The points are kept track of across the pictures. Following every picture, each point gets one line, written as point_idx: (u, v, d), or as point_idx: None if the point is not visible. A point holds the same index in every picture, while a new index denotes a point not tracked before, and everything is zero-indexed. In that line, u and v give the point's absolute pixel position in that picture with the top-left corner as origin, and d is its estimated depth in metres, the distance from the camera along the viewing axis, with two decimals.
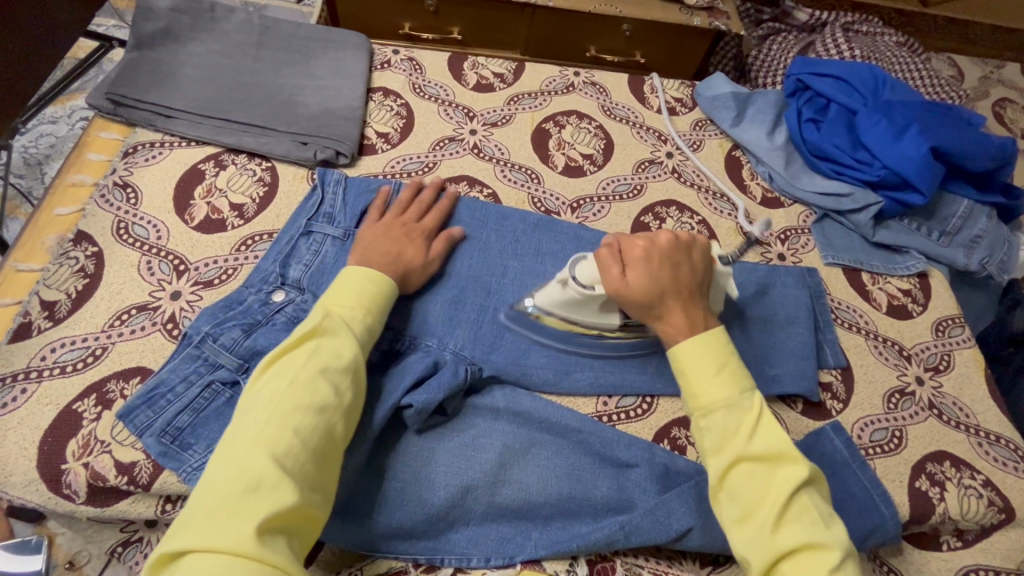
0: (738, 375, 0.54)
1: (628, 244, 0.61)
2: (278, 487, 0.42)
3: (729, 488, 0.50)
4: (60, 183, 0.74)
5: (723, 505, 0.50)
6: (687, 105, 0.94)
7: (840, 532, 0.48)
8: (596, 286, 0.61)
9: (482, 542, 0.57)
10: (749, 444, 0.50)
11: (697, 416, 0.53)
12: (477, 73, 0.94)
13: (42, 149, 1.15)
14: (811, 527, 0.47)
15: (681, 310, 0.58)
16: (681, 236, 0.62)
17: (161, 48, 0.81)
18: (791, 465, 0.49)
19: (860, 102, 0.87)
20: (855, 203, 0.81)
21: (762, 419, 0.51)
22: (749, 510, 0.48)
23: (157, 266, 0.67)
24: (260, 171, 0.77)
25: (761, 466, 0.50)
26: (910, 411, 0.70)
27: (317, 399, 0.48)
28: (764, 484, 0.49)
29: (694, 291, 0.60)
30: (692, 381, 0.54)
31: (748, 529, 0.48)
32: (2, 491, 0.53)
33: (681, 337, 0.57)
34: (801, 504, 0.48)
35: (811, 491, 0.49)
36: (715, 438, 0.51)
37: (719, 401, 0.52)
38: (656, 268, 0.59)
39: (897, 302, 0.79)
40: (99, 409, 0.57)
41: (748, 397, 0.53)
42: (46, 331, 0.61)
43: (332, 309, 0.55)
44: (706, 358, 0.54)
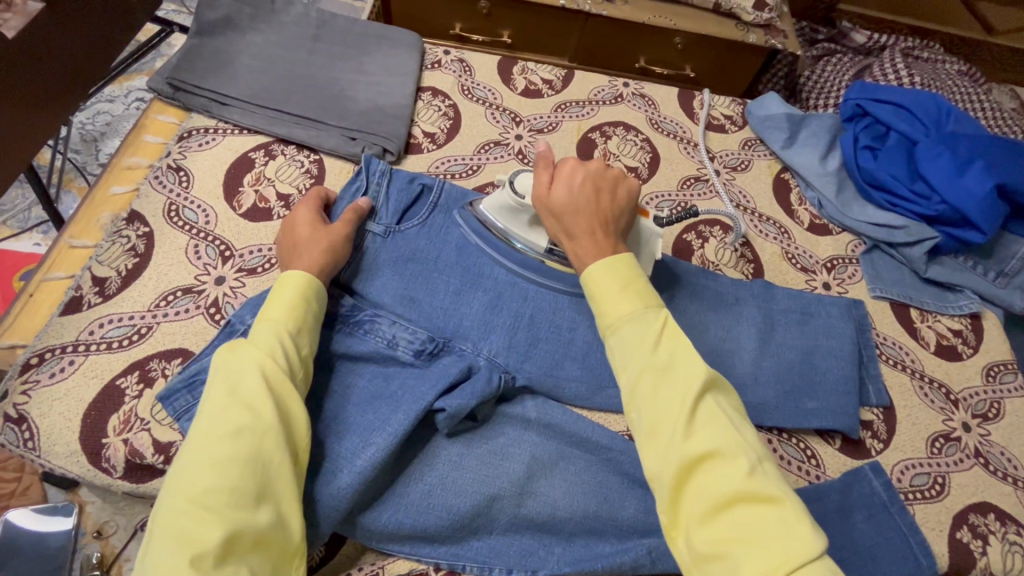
0: (645, 291, 0.52)
1: (561, 164, 0.63)
2: (203, 522, 0.40)
3: (637, 404, 0.47)
4: (116, 162, 0.76)
5: (635, 419, 0.47)
6: (737, 123, 0.93)
7: (752, 439, 0.45)
8: (527, 197, 0.64)
9: (504, 553, 0.56)
10: (654, 353, 0.48)
11: (606, 334, 0.51)
12: (526, 78, 0.93)
13: (98, 126, 1.18)
14: (720, 432, 0.44)
15: (591, 236, 0.58)
16: (613, 170, 0.63)
17: (221, 36, 0.82)
18: (692, 368, 0.47)
19: (921, 132, 0.83)
20: (909, 236, 0.79)
21: (664, 328, 0.49)
22: (656, 423, 0.45)
23: (204, 250, 0.69)
24: (308, 163, 0.78)
25: (663, 377, 0.47)
26: (953, 457, 0.67)
27: (231, 423, 0.46)
28: (669, 396, 0.46)
29: (610, 222, 0.60)
30: (601, 298, 0.52)
31: (658, 446, 0.45)
32: (44, 460, 0.55)
33: (593, 261, 0.56)
34: (708, 411, 0.45)
35: (718, 399, 0.47)
36: (622, 353, 0.49)
37: (626, 314, 0.51)
38: (578, 190, 0.61)
39: (946, 342, 0.76)
40: (141, 386, 0.59)
41: (653, 310, 0.51)
42: (96, 306, 0.63)
43: (256, 326, 0.53)
44: (613, 276, 0.53)
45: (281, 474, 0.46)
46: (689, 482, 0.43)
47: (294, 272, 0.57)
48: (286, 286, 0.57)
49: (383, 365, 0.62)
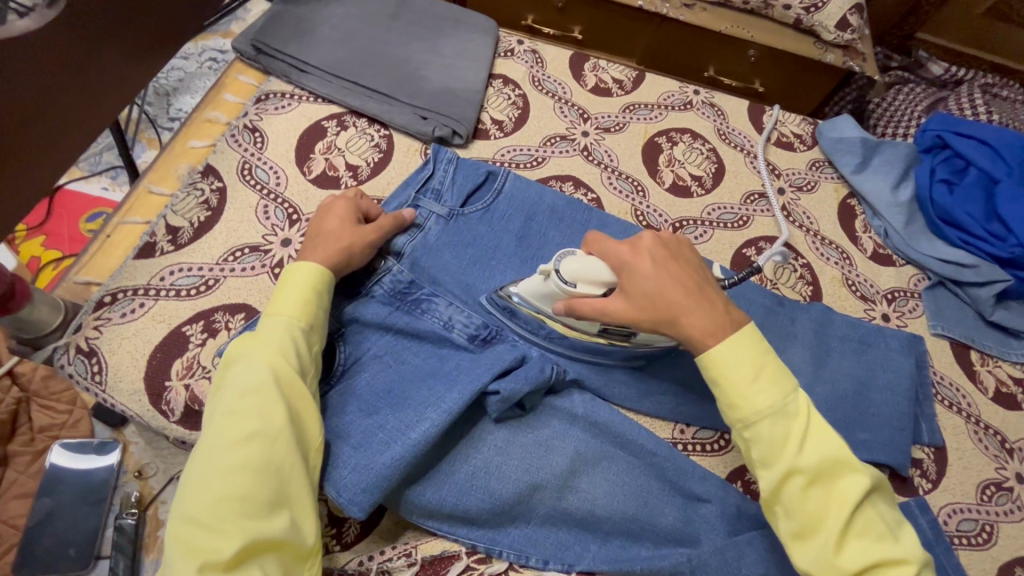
0: (781, 376, 0.50)
1: (612, 247, 0.55)
2: (219, 536, 0.41)
3: (784, 502, 0.48)
4: (196, 117, 0.79)
5: (778, 518, 0.48)
6: (807, 143, 0.91)
7: (911, 543, 0.46)
8: (578, 285, 0.56)
9: (541, 543, 0.56)
10: (801, 454, 0.47)
11: (739, 428, 0.49)
12: (597, 76, 0.93)
13: (171, 82, 1.22)
14: (879, 541, 0.45)
15: (698, 311, 0.52)
16: (664, 234, 0.58)
17: (306, 5, 0.84)
18: (851, 477, 0.47)
19: (1003, 171, 0.81)
20: (978, 276, 0.76)
21: (811, 425, 0.48)
22: (807, 526, 0.46)
23: (273, 211, 0.70)
24: (377, 137, 0.79)
25: (817, 480, 0.47)
26: (1004, 507, 0.65)
27: (243, 429, 0.46)
28: (823, 500, 0.46)
29: (704, 286, 0.54)
30: (729, 389, 0.49)
31: (810, 545, 0.46)
32: (109, 394, 0.57)
33: (712, 340, 0.51)
34: (866, 518, 0.46)
35: (878, 500, 0.48)
36: (763, 451, 0.48)
37: (766, 410, 0.48)
38: (653, 265, 0.54)
39: (1006, 390, 0.73)
40: (205, 335, 0.60)
41: (794, 400, 0.49)
42: (168, 254, 0.65)
43: (268, 323, 0.53)
44: (743, 364, 0.50)
45: (296, 475, 0.47)
46: None
47: (305, 266, 0.56)
48: (295, 280, 0.56)
49: (435, 344, 0.63)
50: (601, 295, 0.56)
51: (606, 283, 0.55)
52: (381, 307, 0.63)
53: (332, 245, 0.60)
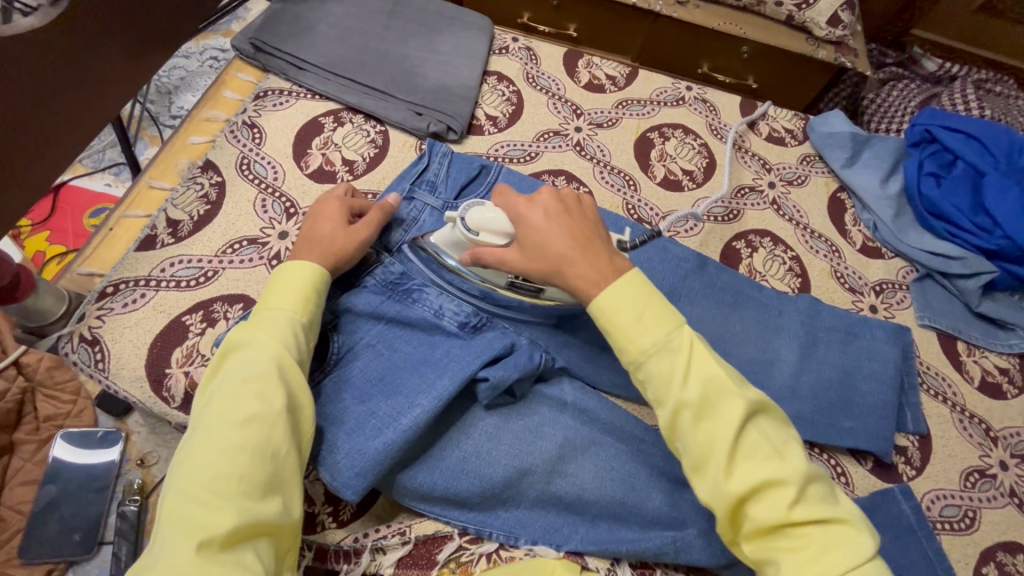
0: (665, 312, 0.50)
1: (512, 199, 0.59)
2: (215, 513, 0.42)
3: (681, 437, 0.47)
4: (196, 114, 0.80)
5: (679, 452, 0.48)
6: (797, 138, 0.92)
7: (799, 459, 0.45)
8: (479, 234, 0.58)
9: (530, 525, 0.58)
10: (685, 386, 0.47)
11: (632, 369, 0.50)
12: (591, 72, 0.94)
13: (173, 80, 1.24)
14: (765, 460, 0.44)
15: (584, 259, 0.53)
16: (566, 192, 0.59)
17: (304, 4, 0.86)
18: (731, 400, 0.46)
19: (990, 164, 0.82)
20: (965, 268, 0.77)
21: (693, 355, 0.48)
22: (701, 457, 0.45)
23: (270, 205, 0.72)
24: (373, 133, 0.80)
25: (703, 410, 0.46)
26: (987, 493, 0.66)
27: (243, 412, 0.47)
28: (709, 428, 0.45)
29: (594, 239, 0.55)
30: (618, 333, 0.50)
31: (705, 476, 0.45)
32: (111, 381, 0.58)
33: (596, 289, 0.52)
34: (752, 438, 0.45)
35: (764, 421, 0.47)
36: (655, 388, 0.48)
37: (649, 348, 0.48)
38: (544, 215, 0.56)
39: (991, 379, 0.74)
40: (204, 325, 0.62)
41: (677, 334, 0.49)
42: (168, 246, 0.67)
43: (268, 314, 0.54)
44: (626, 305, 0.50)
45: (290, 462, 0.48)
46: (743, 511, 0.44)
47: (306, 261, 0.58)
48: (297, 274, 0.58)
49: (428, 333, 0.64)
50: (500, 245, 0.58)
51: (505, 232, 0.58)
52: (375, 298, 0.65)
53: (324, 248, 0.61)
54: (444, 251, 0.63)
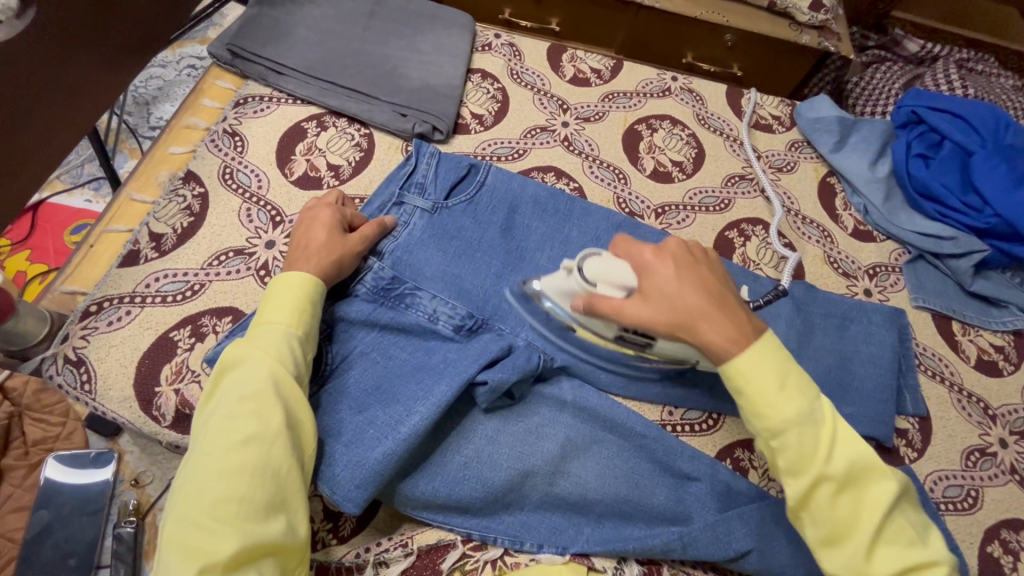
0: (805, 384, 0.50)
1: (636, 250, 0.57)
2: (216, 537, 0.42)
3: (813, 509, 0.49)
4: (175, 123, 0.79)
5: (806, 525, 0.50)
6: (785, 124, 0.92)
7: (937, 546, 0.48)
8: (597, 283, 0.57)
9: (535, 528, 0.57)
10: (829, 461, 0.48)
11: (766, 436, 0.50)
12: (575, 66, 0.93)
13: (150, 90, 1.21)
14: (909, 548, 0.47)
15: (720, 317, 0.52)
16: (691, 246, 0.59)
17: (280, 7, 0.84)
18: (878, 483, 0.48)
19: (977, 143, 0.82)
20: (957, 247, 0.77)
21: (839, 430, 0.49)
22: (839, 533, 0.48)
23: (256, 214, 0.70)
24: (358, 136, 0.79)
25: (848, 487, 0.48)
26: (988, 472, 0.66)
27: (240, 432, 0.46)
28: (854, 508, 0.48)
29: (725, 297, 0.54)
30: (755, 399, 0.50)
31: (841, 551, 0.48)
32: (99, 403, 0.57)
33: (734, 348, 0.51)
34: (895, 525, 0.48)
35: (902, 504, 0.49)
36: (793, 460, 0.48)
37: (793, 419, 0.48)
38: (675, 271, 0.55)
39: (987, 357, 0.75)
40: (193, 340, 0.61)
41: (819, 406, 0.50)
42: (152, 261, 0.65)
43: (263, 330, 0.54)
44: (770, 372, 0.50)
45: (292, 480, 0.47)
46: None
47: (299, 272, 0.57)
48: (289, 287, 0.57)
49: (423, 338, 0.63)
50: (619, 296, 0.56)
51: (626, 283, 0.55)
52: (367, 306, 0.63)
53: (322, 257, 0.60)
54: (556, 304, 0.61)
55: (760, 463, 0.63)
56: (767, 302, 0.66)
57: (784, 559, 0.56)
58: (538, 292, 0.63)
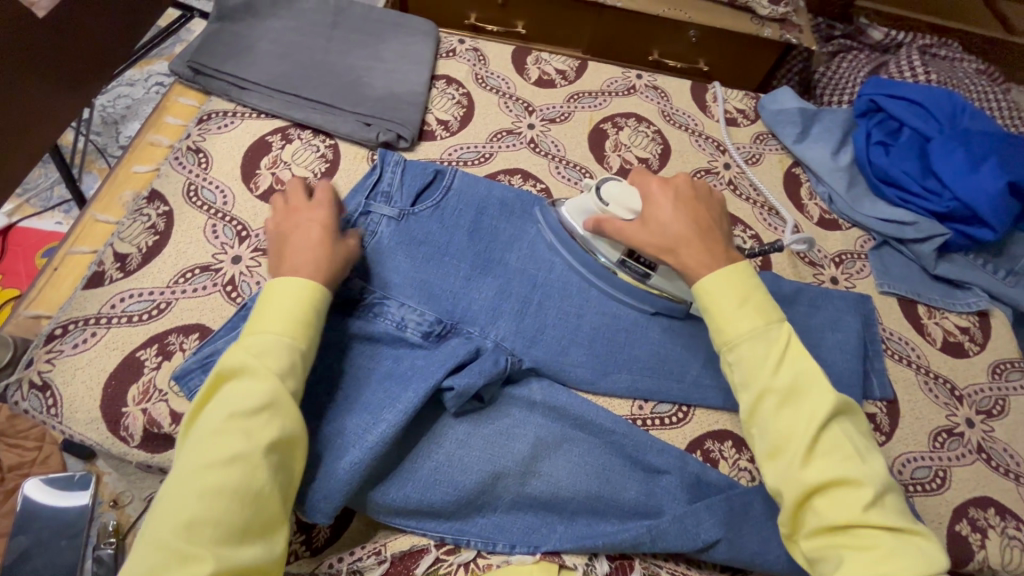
0: (764, 307, 0.54)
1: (645, 180, 0.65)
2: (187, 560, 0.42)
3: (759, 422, 0.50)
4: (139, 142, 0.79)
5: (755, 439, 0.51)
6: (749, 117, 0.93)
7: (877, 468, 0.47)
8: (610, 205, 0.65)
9: (508, 529, 0.57)
10: (777, 373, 0.50)
11: (724, 351, 0.53)
12: (540, 69, 0.94)
13: (119, 109, 1.23)
14: (844, 460, 0.47)
15: (699, 243, 0.59)
16: (698, 184, 0.65)
17: (241, 22, 0.84)
18: (818, 397, 0.49)
19: (934, 129, 0.83)
20: (919, 232, 0.79)
21: (789, 349, 0.51)
22: (779, 444, 0.48)
23: (221, 230, 0.71)
24: (324, 147, 0.79)
25: (789, 399, 0.49)
26: (955, 451, 0.67)
27: (228, 451, 0.46)
28: (793, 419, 0.49)
29: (713, 229, 0.61)
30: (716, 312, 0.54)
31: (779, 462, 0.48)
32: (66, 426, 0.57)
33: (703, 273, 0.57)
34: (832, 439, 0.48)
35: (845, 424, 0.50)
36: (743, 371, 0.52)
37: (745, 332, 0.52)
38: (673, 203, 0.62)
39: (953, 339, 0.76)
40: (160, 359, 0.61)
41: (776, 328, 0.53)
42: (117, 281, 0.65)
43: (253, 340, 0.52)
44: (732, 291, 0.54)
45: (273, 503, 0.47)
46: (808, 505, 0.47)
47: (296, 281, 0.55)
48: (282, 296, 0.54)
49: (391, 346, 0.63)
50: (626, 218, 0.64)
51: (633, 208, 0.63)
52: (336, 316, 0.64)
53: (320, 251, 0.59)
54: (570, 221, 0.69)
55: (730, 454, 0.64)
56: (763, 251, 0.68)
57: (752, 547, 0.57)
58: (560, 211, 0.72)
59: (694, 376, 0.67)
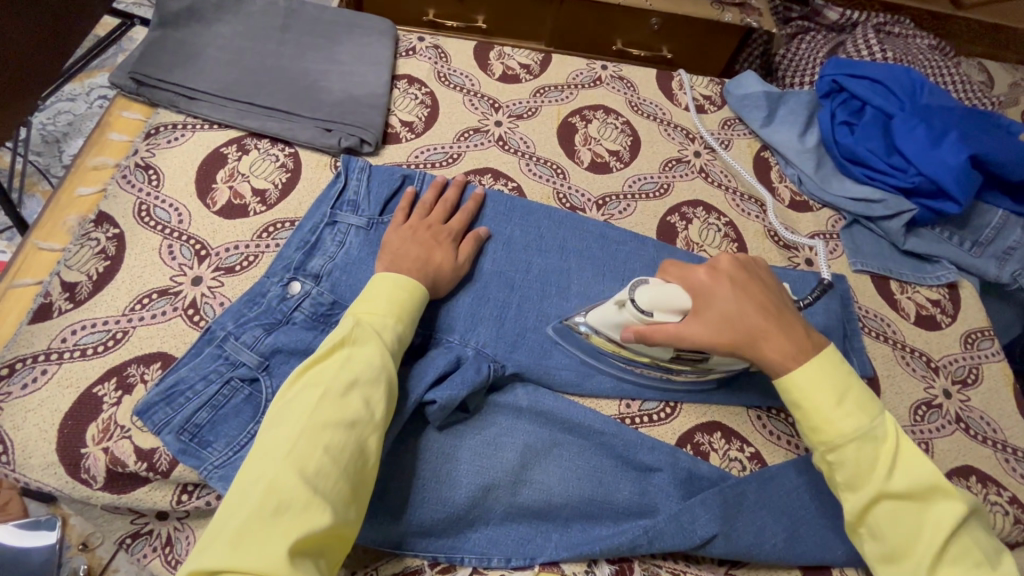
0: (864, 400, 0.50)
1: (690, 271, 0.59)
2: (311, 508, 0.42)
3: (870, 524, 0.48)
4: (81, 163, 0.73)
5: (864, 540, 0.49)
6: (716, 103, 0.92)
7: (1009, 572, 0.45)
8: (653, 312, 0.57)
9: (502, 542, 0.56)
10: (890, 478, 0.47)
11: (822, 450, 0.50)
12: (503, 63, 0.92)
13: (60, 127, 1.18)
14: (976, 569, 0.44)
15: (780, 335, 0.54)
16: (742, 257, 0.61)
17: (185, 28, 0.80)
18: (945, 502, 0.46)
19: (896, 106, 0.85)
20: (887, 210, 0.80)
21: (900, 448, 0.48)
22: (900, 549, 0.46)
23: (178, 250, 0.67)
24: (283, 157, 0.76)
25: (907, 503, 0.47)
26: (936, 424, 0.69)
27: (346, 415, 0.47)
28: (916, 525, 0.46)
29: (781, 310, 0.57)
30: (812, 411, 0.51)
31: (902, 566, 0.46)
32: (20, 473, 0.53)
33: (793, 362, 0.53)
34: (962, 545, 0.45)
35: (973, 526, 0.47)
36: (848, 475, 0.49)
37: (851, 434, 0.48)
38: (732, 289, 0.57)
39: (926, 313, 0.77)
40: (119, 393, 0.57)
41: (881, 422, 0.49)
42: (67, 313, 0.61)
43: (364, 317, 0.54)
44: (823, 387, 0.51)
45: (371, 475, 0.48)
46: None
47: (407, 277, 0.58)
48: (395, 290, 0.57)
49: None
50: (675, 321, 0.57)
51: (681, 307, 0.56)
52: (305, 332, 0.60)
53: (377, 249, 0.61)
54: (602, 327, 0.61)
55: (720, 444, 0.63)
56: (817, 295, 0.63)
57: (749, 538, 0.56)
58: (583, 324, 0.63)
59: (680, 369, 0.66)
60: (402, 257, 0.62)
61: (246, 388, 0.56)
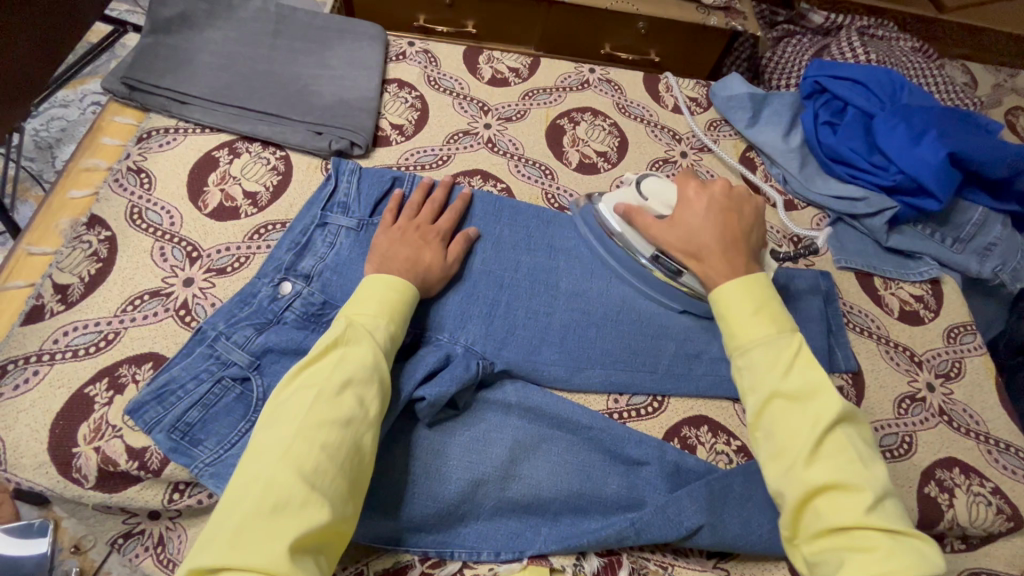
0: (777, 316, 0.54)
1: (682, 188, 0.67)
2: (308, 505, 0.43)
3: (763, 425, 0.49)
4: (74, 166, 0.74)
5: (760, 443, 0.50)
6: (702, 105, 0.94)
7: (880, 474, 0.46)
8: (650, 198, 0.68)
9: (492, 536, 0.56)
10: (784, 379, 0.49)
11: (734, 355, 0.53)
12: (492, 67, 0.93)
13: (53, 133, 1.19)
14: (848, 465, 0.45)
15: (721, 257, 0.60)
16: (735, 189, 0.67)
17: (177, 33, 0.81)
18: (828, 401, 0.48)
19: (876, 106, 0.87)
20: (870, 207, 0.81)
21: (799, 356, 0.51)
22: (784, 445, 0.47)
23: (170, 252, 0.67)
24: (274, 160, 0.77)
25: (795, 403, 0.49)
26: (919, 416, 0.70)
27: (341, 414, 0.48)
28: (801, 419, 0.48)
29: (741, 242, 0.62)
30: (731, 319, 0.55)
31: (782, 464, 0.47)
32: (12, 473, 0.53)
33: (726, 280, 0.58)
34: (836, 442, 0.46)
35: (850, 431, 0.48)
36: (751, 375, 0.51)
37: (758, 339, 0.52)
38: (707, 206, 0.64)
39: (908, 308, 0.79)
40: (111, 393, 0.57)
41: (787, 336, 0.52)
42: (59, 314, 0.61)
43: (356, 318, 0.55)
44: (746, 298, 0.55)
45: (368, 472, 0.49)
46: (810, 506, 0.45)
47: (393, 276, 0.59)
48: (384, 292, 0.58)
49: None
50: (661, 214, 0.67)
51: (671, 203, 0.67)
52: (296, 331, 0.61)
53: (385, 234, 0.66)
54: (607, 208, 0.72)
55: (707, 438, 0.64)
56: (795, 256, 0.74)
57: (735, 530, 0.57)
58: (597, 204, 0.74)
59: (667, 365, 0.68)
60: (392, 259, 0.62)
61: (237, 387, 0.57)
